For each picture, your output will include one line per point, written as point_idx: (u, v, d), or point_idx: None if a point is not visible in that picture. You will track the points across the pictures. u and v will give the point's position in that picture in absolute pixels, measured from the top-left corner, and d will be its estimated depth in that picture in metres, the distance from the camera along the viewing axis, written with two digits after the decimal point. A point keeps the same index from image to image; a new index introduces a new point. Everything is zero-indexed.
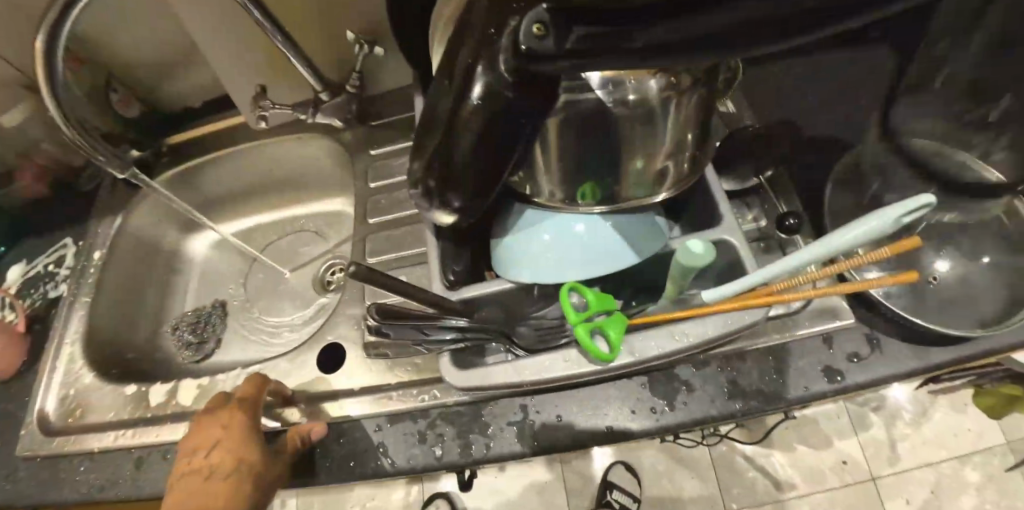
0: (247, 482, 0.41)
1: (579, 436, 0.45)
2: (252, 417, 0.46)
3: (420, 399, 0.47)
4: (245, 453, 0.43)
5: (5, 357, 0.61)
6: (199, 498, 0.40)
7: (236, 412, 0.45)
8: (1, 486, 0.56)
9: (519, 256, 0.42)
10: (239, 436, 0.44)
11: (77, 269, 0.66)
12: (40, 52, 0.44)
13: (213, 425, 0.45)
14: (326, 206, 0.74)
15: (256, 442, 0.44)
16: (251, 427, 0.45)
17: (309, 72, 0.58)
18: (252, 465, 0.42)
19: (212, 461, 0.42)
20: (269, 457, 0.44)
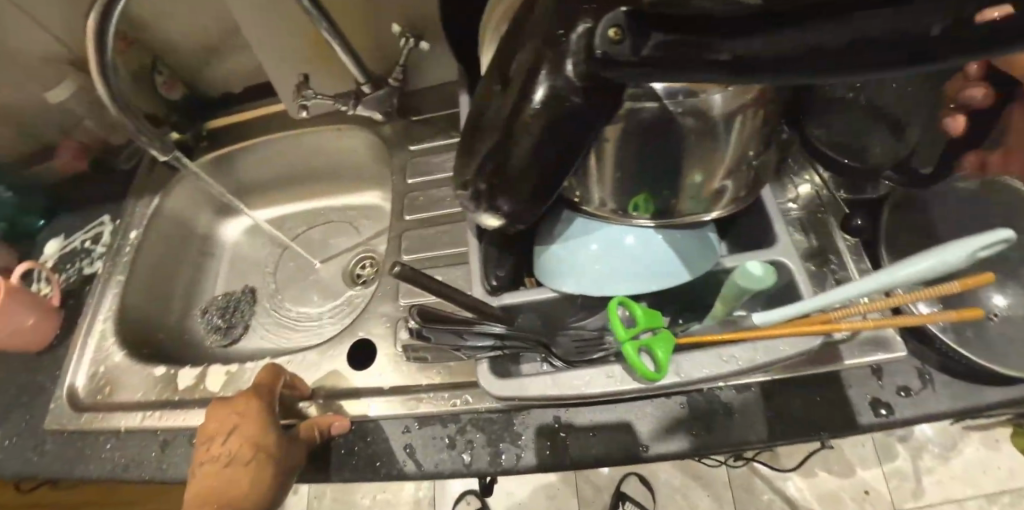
0: (264, 471, 0.42)
1: (612, 453, 0.43)
2: (266, 403, 0.45)
3: (451, 402, 0.46)
4: (260, 442, 0.43)
5: (38, 330, 0.62)
6: (222, 487, 0.41)
7: (249, 399, 0.45)
8: (30, 456, 0.57)
9: (565, 266, 0.41)
10: (253, 424, 0.44)
11: (113, 247, 0.67)
12: (92, 29, 0.44)
13: (230, 412, 0.45)
14: (360, 198, 0.74)
15: (272, 430, 0.44)
16: (266, 413, 0.45)
17: (354, 63, 0.58)
18: (267, 454, 0.43)
19: (230, 449, 0.43)
20: (284, 442, 0.44)
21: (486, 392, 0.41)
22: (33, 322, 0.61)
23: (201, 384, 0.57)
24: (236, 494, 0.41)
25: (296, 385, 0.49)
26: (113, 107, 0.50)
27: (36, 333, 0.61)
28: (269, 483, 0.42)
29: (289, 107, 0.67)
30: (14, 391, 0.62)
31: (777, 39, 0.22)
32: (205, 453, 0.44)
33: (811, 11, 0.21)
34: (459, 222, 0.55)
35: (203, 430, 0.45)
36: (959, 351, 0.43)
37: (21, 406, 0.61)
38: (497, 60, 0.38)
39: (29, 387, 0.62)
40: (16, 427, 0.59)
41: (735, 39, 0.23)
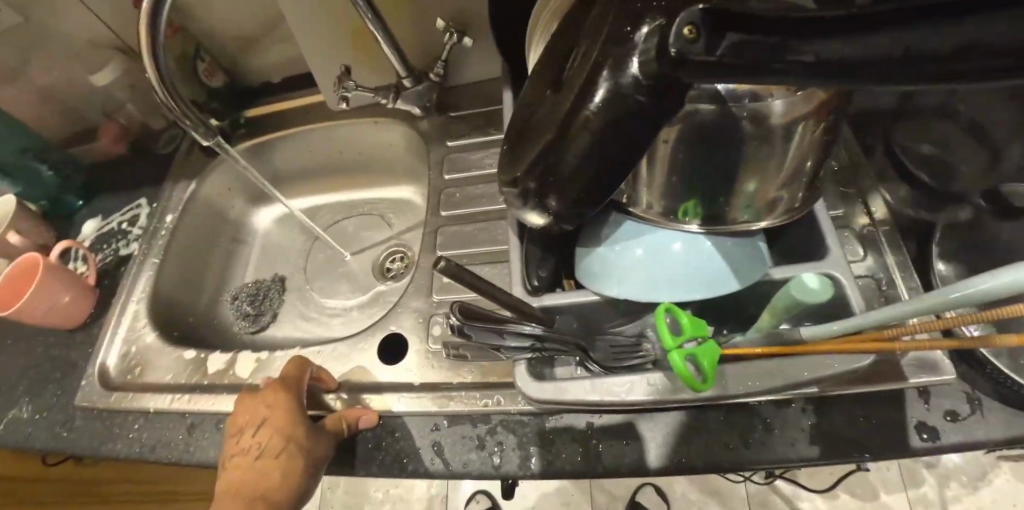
0: (293, 464, 0.42)
1: (647, 463, 0.42)
2: (293, 395, 0.45)
3: (482, 401, 0.45)
4: (288, 436, 0.43)
5: (73, 308, 0.63)
6: (255, 479, 0.41)
7: (276, 391, 0.45)
8: (61, 432, 0.58)
9: (608, 270, 0.40)
10: (282, 416, 0.43)
11: (149, 229, 0.67)
12: (144, 14, 0.44)
13: (258, 403, 0.44)
14: (391, 191, 0.74)
15: (300, 420, 0.44)
16: (294, 405, 0.44)
17: (397, 57, 0.58)
18: (295, 447, 0.42)
19: (260, 440, 0.42)
20: (313, 435, 0.43)
21: (521, 394, 0.40)
22: (68, 300, 0.62)
23: (229, 370, 0.57)
24: (267, 487, 0.41)
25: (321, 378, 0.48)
26: (161, 95, 0.51)
27: (71, 311, 0.62)
28: (299, 476, 0.42)
29: (328, 99, 0.68)
30: (48, 366, 0.63)
31: (868, 42, 0.21)
32: (235, 445, 0.44)
33: (910, 14, 0.20)
34: (496, 220, 0.54)
35: (233, 421, 0.45)
36: (1012, 377, 0.40)
37: (54, 382, 0.62)
38: (552, 57, 0.37)
39: (63, 363, 0.63)
40: (48, 403, 0.60)
41: (821, 41, 0.22)
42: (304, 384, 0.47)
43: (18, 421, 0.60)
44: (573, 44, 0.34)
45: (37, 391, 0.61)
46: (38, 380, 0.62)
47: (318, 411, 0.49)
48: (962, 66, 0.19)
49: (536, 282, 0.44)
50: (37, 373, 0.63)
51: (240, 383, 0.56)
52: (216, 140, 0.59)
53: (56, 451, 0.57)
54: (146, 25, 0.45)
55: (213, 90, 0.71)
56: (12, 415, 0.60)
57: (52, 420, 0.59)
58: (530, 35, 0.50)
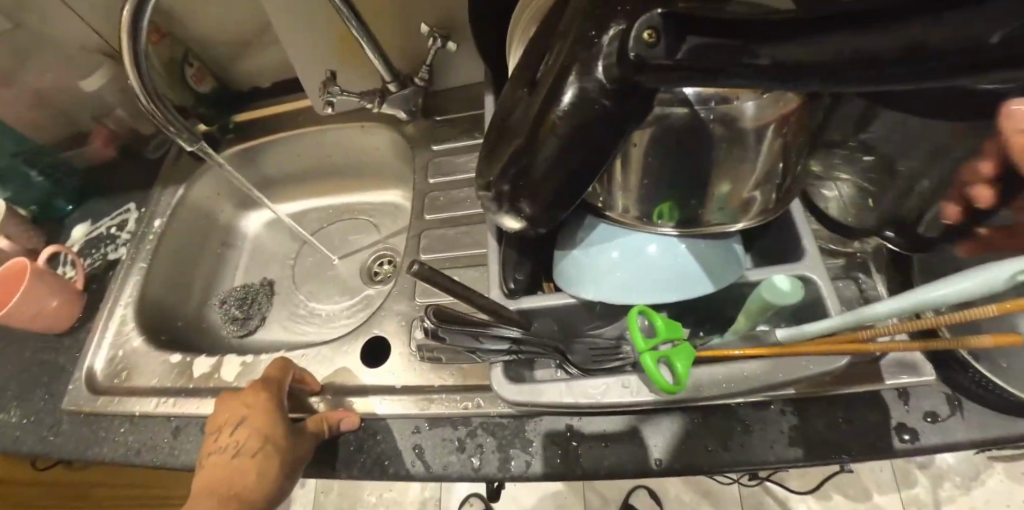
0: (269, 463, 0.42)
1: (625, 465, 0.42)
2: (273, 395, 0.45)
3: (462, 404, 0.45)
4: (266, 435, 0.43)
5: (60, 312, 0.63)
6: (229, 477, 0.41)
7: (257, 391, 0.45)
8: (48, 436, 0.58)
9: (584, 273, 0.40)
10: (260, 415, 0.43)
11: (138, 234, 0.68)
12: (125, 22, 0.44)
13: (238, 402, 0.45)
14: (380, 195, 0.74)
15: (278, 420, 0.44)
16: (272, 405, 0.44)
17: (381, 62, 0.58)
18: (272, 447, 0.42)
19: (237, 439, 0.43)
20: (291, 435, 0.43)
21: (498, 396, 0.40)
22: (55, 304, 0.62)
23: (215, 374, 0.57)
24: (242, 485, 0.41)
25: (304, 380, 0.49)
26: (147, 102, 0.51)
27: (59, 315, 0.63)
28: (275, 476, 0.42)
29: (315, 103, 0.68)
30: (36, 371, 0.63)
31: (818, 47, 0.21)
32: (214, 443, 0.44)
33: (858, 19, 0.20)
34: (479, 223, 0.55)
35: (213, 419, 0.45)
36: (998, 384, 0.40)
37: (41, 386, 0.62)
38: (527, 61, 0.37)
39: (51, 368, 0.63)
40: (35, 407, 0.61)
41: (774, 45, 0.23)
42: (287, 384, 0.47)
43: (6, 425, 0.60)
44: (546, 48, 0.35)
45: (25, 395, 0.62)
46: (26, 384, 0.62)
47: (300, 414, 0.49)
48: (907, 70, 0.20)
49: (515, 285, 0.44)
50: (25, 377, 0.63)
51: (225, 386, 0.56)
52: (202, 144, 0.59)
53: (43, 455, 0.58)
54: (127, 33, 0.45)
55: (201, 95, 0.71)
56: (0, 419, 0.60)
57: (39, 424, 0.59)
58: (511, 39, 0.50)
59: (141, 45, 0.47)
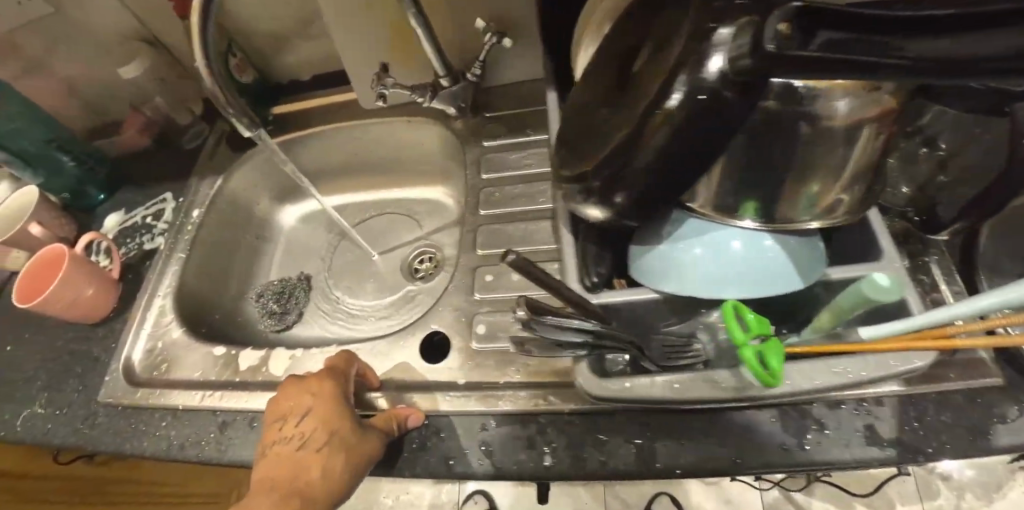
0: (338, 457, 0.40)
1: (701, 465, 0.42)
2: (340, 387, 0.44)
3: (531, 402, 0.44)
4: (334, 427, 0.41)
5: (95, 301, 0.61)
6: (293, 469, 0.39)
7: (323, 381, 0.44)
8: (81, 428, 0.57)
9: (666, 270, 0.40)
10: (327, 406, 0.42)
11: (176, 224, 0.67)
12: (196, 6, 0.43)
13: (304, 391, 0.44)
14: (421, 192, 0.73)
15: (344, 414, 0.42)
16: (339, 396, 0.43)
17: (437, 56, 0.58)
18: (341, 439, 0.41)
19: (303, 429, 0.41)
20: (359, 429, 0.42)
21: (581, 390, 0.40)
22: (90, 293, 0.60)
23: (262, 368, 0.56)
24: (310, 479, 0.39)
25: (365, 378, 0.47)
26: (212, 96, 0.50)
27: (95, 304, 0.61)
28: (343, 471, 0.40)
29: (363, 96, 0.67)
30: (68, 360, 0.62)
31: None
32: (277, 432, 0.42)
33: None
34: (539, 220, 0.54)
35: (276, 411, 0.44)
36: None
37: (75, 377, 0.60)
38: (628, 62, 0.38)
39: (84, 357, 0.61)
40: (69, 399, 0.59)
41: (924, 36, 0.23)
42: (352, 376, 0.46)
43: (38, 417, 0.58)
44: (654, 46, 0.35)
45: (59, 385, 0.60)
46: (60, 372, 0.61)
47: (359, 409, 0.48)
48: None
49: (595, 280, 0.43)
50: (58, 367, 0.61)
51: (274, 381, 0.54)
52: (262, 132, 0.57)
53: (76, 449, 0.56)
54: (197, 16, 0.44)
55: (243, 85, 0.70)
56: (32, 410, 0.59)
57: (74, 416, 0.58)
58: (579, 36, 0.50)
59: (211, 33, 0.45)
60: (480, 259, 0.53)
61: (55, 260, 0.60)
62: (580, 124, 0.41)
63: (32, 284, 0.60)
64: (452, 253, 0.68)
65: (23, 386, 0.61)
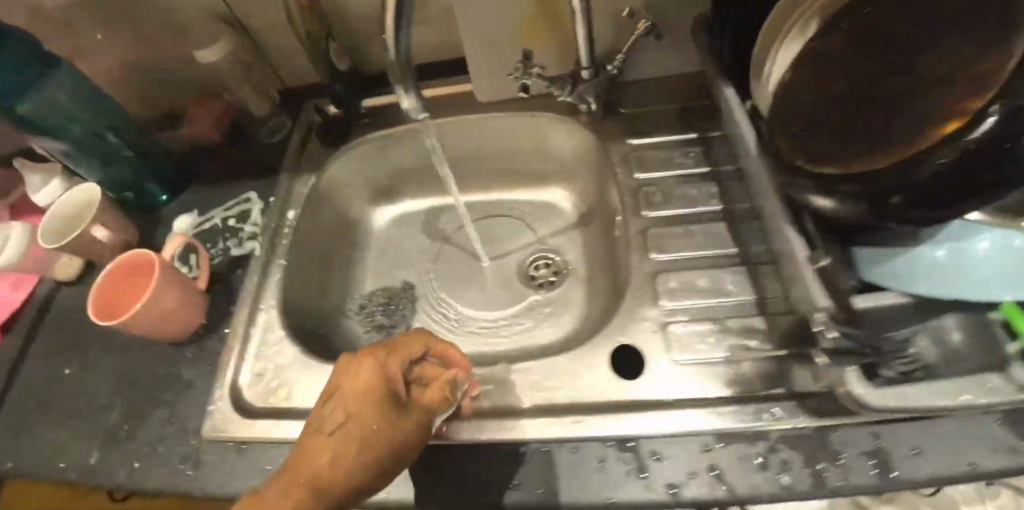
0: (369, 446, 0.33)
1: (942, 474, 0.40)
2: (386, 366, 0.37)
3: (757, 415, 0.41)
4: (365, 415, 0.34)
5: (177, 315, 0.51)
6: (318, 458, 0.32)
7: (369, 355, 0.37)
8: (179, 470, 0.47)
9: (915, 276, 0.38)
10: (365, 387, 0.35)
11: (268, 226, 0.58)
12: (390, 12, 0.37)
13: (350, 371, 0.37)
14: (533, 194, 0.68)
15: (382, 397, 0.35)
16: (382, 377, 0.36)
17: (587, 47, 0.52)
18: (362, 429, 0.33)
19: (334, 412, 0.34)
20: (392, 421, 0.35)
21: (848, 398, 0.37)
22: (172, 307, 0.51)
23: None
24: (319, 469, 0.32)
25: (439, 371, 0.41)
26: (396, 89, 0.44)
27: (176, 319, 0.51)
28: (352, 467, 0.33)
29: (482, 87, 0.61)
30: (151, 386, 0.52)
31: None
32: (314, 414, 0.36)
33: None
34: (712, 223, 0.51)
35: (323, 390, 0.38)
36: None
37: (161, 405, 0.51)
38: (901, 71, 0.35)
39: (172, 382, 0.52)
40: (157, 433, 0.49)
41: None
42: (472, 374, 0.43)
43: (123, 456, 0.48)
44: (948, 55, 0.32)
45: (142, 416, 0.51)
46: (142, 400, 0.52)
47: (558, 434, 0.43)
48: None
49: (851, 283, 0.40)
50: (140, 395, 0.52)
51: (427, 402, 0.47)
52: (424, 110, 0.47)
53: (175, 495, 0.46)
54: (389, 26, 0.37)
55: (341, 73, 0.63)
56: (114, 447, 0.49)
57: (168, 454, 0.47)
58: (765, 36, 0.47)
59: (402, 48, 0.39)
60: (655, 264, 0.50)
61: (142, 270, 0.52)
62: (823, 132, 0.38)
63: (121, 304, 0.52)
64: (578, 258, 0.63)
65: (97, 416, 0.52)
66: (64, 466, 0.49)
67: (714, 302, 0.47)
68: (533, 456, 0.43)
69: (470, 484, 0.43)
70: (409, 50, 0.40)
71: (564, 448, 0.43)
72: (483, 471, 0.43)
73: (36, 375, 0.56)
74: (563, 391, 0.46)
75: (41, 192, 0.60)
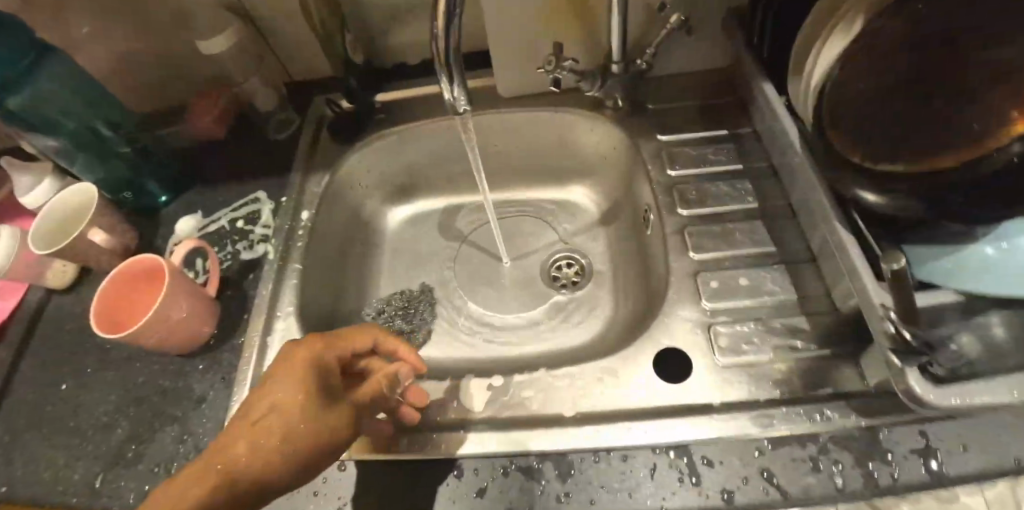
0: (303, 439, 0.32)
1: (989, 469, 0.39)
2: (322, 358, 0.35)
3: (805, 417, 0.41)
4: (288, 402, 0.32)
5: (189, 324, 0.48)
6: (244, 453, 0.30)
7: (302, 345, 0.35)
8: None
9: (972, 271, 0.38)
10: (299, 379, 0.33)
11: (281, 227, 0.55)
12: (442, 7, 0.37)
13: (282, 362, 0.34)
14: (553, 192, 0.66)
15: (318, 387, 0.34)
16: (318, 368, 0.35)
17: (619, 41, 0.51)
18: (291, 423, 0.31)
19: (262, 406, 0.32)
20: (318, 414, 0.33)
21: (910, 397, 0.36)
22: (183, 316, 0.47)
23: (450, 403, 0.46)
24: (236, 458, 0.30)
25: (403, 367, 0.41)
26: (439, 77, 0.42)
27: (188, 328, 0.48)
28: (275, 461, 0.31)
29: (505, 83, 0.59)
30: (159, 401, 0.49)
31: None
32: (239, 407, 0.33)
33: None
34: (749, 221, 0.50)
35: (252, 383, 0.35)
36: None
37: (171, 422, 0.47)
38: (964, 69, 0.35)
39: (183, 396, 0.49)
40: (168, 451, 0.46)
41: None
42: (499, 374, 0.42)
43: (132, 476, 0.45)
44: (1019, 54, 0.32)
45: (150, 434, 0.47)
46: (150, 416, 0.48)
47: (606, 444, 0.41)
48: None
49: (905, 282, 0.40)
50: (146, 411, 0.49)
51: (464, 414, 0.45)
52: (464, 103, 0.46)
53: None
54: (440, 18, 0.38)
55: (355, 66, 0.60)
56: (120, 469, 0.45)
57: (182, 473, 0.44)
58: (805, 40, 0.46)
59: (453, 40, 0.39)
60: (695, 264, 0.49)
61: (145, 273, 0.48)
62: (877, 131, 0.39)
63: (120, 310, 0.48)
64: (603, 258, 0.61)
65: (100, 435, 0.48)
66: (65, 491, 0.45)
67: (757, 301, 0.47)
68: (581, 465, 0.41)
69: (514, 496, 0.40)
70: (458, 42, 0.40)
71: (609, 457, 0.41)
72: (525, 482, 0.40)
73: (28, 390, 0.52)
74: (607, 399, 0.44)
75: (31, 194, 0.56)
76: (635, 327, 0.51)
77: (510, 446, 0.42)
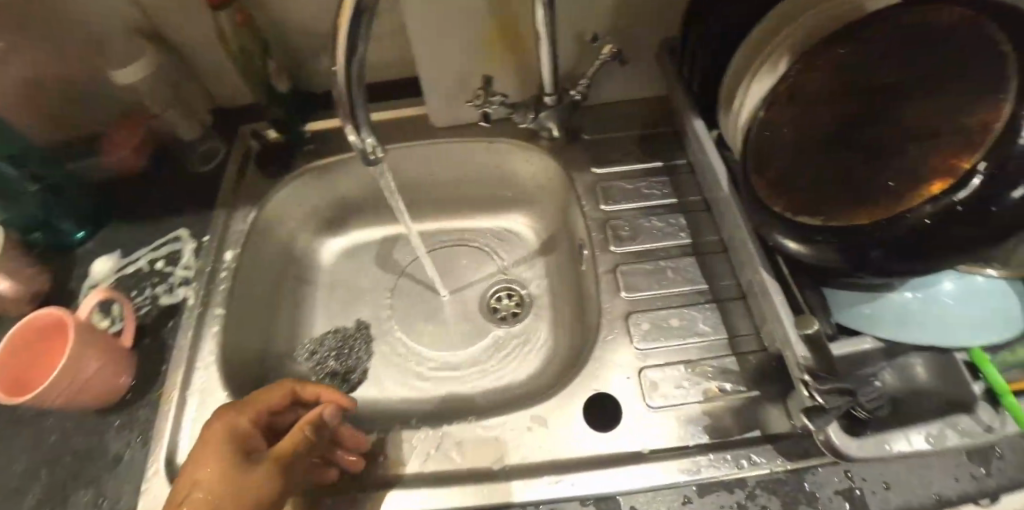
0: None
1: (912, 508, 0.39)
2: (236, 428, 0.35)
3: (734, 463, 0.40)
4: (202, 474, 0.32)
5: (101, 380, 0.45)
6: None
7: (215, 420, 0.36)
8: None
9: (886, 321, 0.38)
10: (211, 454, 0.33)
11: (203, 269, 0.52)
12: (342, 41, 0.31)
13: (196, 449, 0.34)
14: (495, 221, 0.65)
15: (230, 455, 0.33)
16: (229, 439, 0.34)
17: (549, 73, 0.50)
18: (209, 495, 0.30)
19: (181, 495, 0.31)
20: (234, 474, 0.32)
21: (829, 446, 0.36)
22: (94, 371, 0.44)
23: (377, 457, 0.44)
24: None
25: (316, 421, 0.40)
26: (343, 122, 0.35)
27: (101, 384, 0.45)
28: None
29: (437, 112, 0.57)
30: (71, 462, 0.46)
31: None
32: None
33: None
34: (680, 258, 0.50)
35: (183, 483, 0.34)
36: None
37: (83, 485, 0.45)
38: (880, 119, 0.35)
39: (97, 456, 0.46)
40: None
41: None
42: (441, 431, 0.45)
43: None
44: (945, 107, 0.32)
45: (59, 498, 0.45)
46: (61, 479, 0.46)
47: (536, 498, 0.40)
48: None
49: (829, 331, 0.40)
50: (57, 473, 0.46)
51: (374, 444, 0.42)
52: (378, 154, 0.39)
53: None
54: (341, 61, 0.32)
55: (281, 95, 0.57)
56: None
57: None
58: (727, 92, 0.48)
59: (360, 82, 0.34)
60: (627, 304, 0.48)
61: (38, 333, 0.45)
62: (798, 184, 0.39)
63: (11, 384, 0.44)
64: (543, 288, 0.61)
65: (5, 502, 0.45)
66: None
67: (687, 342, 0.46)
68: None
69: None
70: (363, 82, 0.35)
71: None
72: None
73: None
74: (536, 449, 0.43)
75: None
76: (568, 366, 0.51)
77: (436, 502, 0.40)
